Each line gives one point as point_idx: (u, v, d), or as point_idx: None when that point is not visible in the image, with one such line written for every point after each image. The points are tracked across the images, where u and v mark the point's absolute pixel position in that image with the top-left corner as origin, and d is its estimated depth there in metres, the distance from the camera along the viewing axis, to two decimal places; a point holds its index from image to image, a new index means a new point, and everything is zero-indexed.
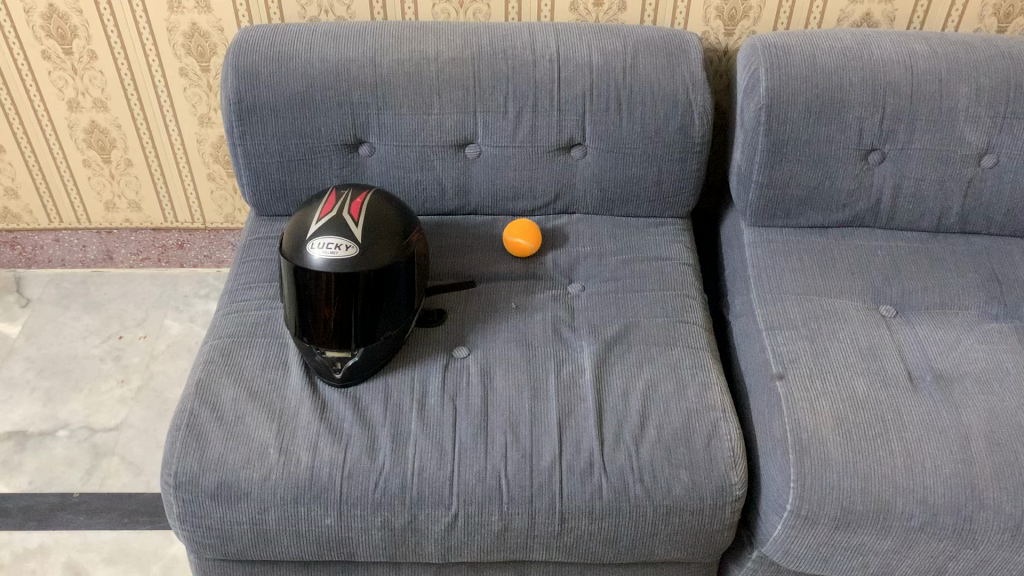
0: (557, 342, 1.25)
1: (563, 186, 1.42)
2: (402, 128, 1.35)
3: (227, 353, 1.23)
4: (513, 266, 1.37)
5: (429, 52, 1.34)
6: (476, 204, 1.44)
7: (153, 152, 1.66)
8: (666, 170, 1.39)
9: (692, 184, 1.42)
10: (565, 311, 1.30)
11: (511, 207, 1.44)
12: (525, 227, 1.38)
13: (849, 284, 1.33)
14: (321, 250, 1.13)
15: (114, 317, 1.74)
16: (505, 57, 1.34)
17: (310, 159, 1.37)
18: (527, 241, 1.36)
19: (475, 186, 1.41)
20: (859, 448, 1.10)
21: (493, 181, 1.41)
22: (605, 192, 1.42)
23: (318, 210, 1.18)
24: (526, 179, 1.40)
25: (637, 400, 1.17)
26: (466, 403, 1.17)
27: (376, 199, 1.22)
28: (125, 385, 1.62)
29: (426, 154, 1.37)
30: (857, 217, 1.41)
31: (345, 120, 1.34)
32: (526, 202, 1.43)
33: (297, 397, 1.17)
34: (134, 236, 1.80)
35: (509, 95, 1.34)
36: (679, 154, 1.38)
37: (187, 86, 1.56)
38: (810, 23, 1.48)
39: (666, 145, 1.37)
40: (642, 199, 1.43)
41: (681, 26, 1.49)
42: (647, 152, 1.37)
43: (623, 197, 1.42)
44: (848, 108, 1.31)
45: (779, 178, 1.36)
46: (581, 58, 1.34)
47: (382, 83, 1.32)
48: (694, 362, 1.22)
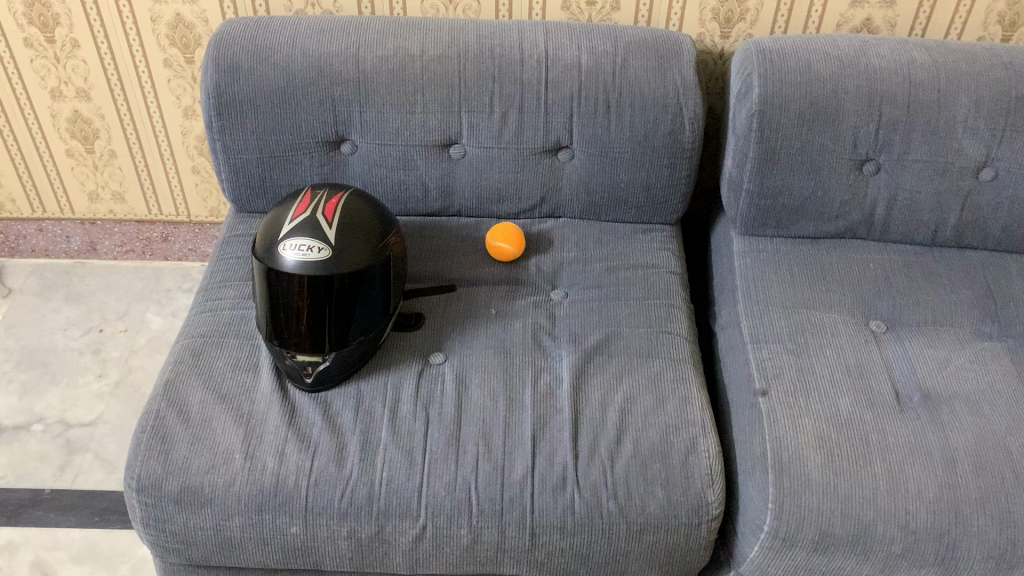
0: (536, 351, 1.22)
1: (549, 189, 1.38)
2: (385, 126, 1.32)
3: (197, 354, 1.20)
4: (495, 271, 1.33)
5: (414, 49, 1.30)
6: (460, 206, 1.40)
7: (137, 143, 1.63)
8: (655, 175, 1.35)
9: (682, 191, 1.38)
10: (546, 319, 1.27)
11: (496, 209, 1.40)
12: (509, 231, 1.34)
13: (840, 297, 1.29)
14: (294, 252, 1.10)
15: (95, 309, 1.72)
16: (491, 56, 1.31)
17: (291, 156, 1.34)
18: (510, 245, 1.33)
19: (459, 187, 1.38)
20: (841, 469, 1.07)
21: (478, 182, 1.37)
22: (592, 197, 1.38)
23: (292, 210, 1.15)
24: (512, 181, 1.37)
25: (615, 412, 1.13)
26: (439, 411, 1.14)
27: (353, 199, 1.18)
28: (103, 379, 1.59)
29: (410, 153, 1.34)
30: (850, 229, 1.37)
31: (327, 117, 1.31)
32: (511, 204, 1.40)
33: (266, 402, 1.14)
34: (118, 227, 1.77)
35: (495, 95, 1.30)
36: (669, 159, 1.34)
37: (171, 77, 1.53)
38: (809, 27, 1.44)
39: (656, 150, 1.33)
40: (630, 204, 1.39)
41: (676, 27, 1.45)
42: (635, 156, 1.34)
43: (610, 201, 1.39)
44: (844, 116, 1.28)
45: (771, 187, 1.32)
46: (570, 58, 1.31)
47: (365, 80, 1.29)
48: (676, 375, 1.19)
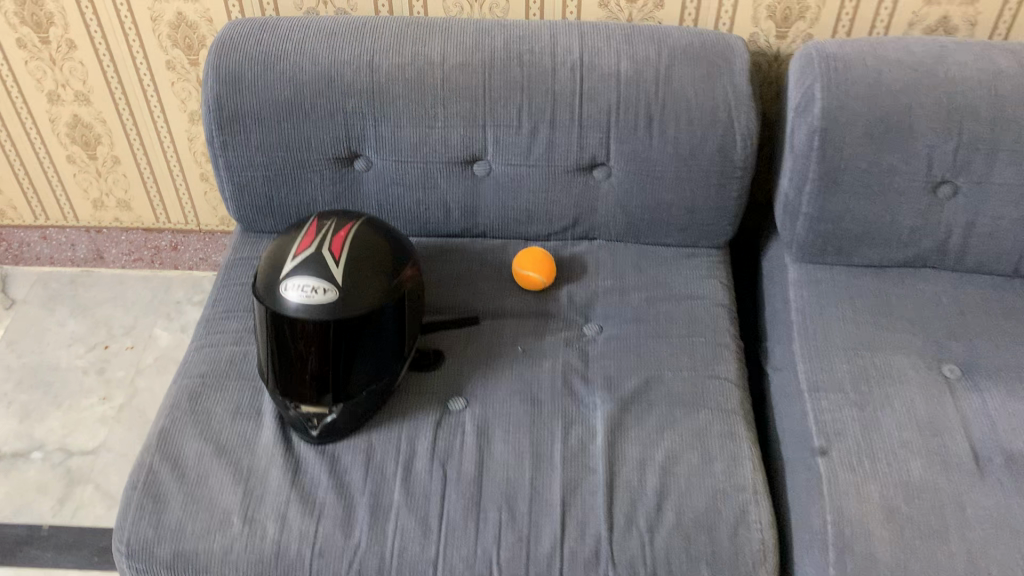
0: (567, 397, 1.10)
1: (583, 211, 1.25)
2: (402, 141, 1.19)
3: (195, 398, 1.09)
4: (522, 302, 1.21)
5: (434, 56, 1.17)
6: (485, 227, 1.28)
7: (141, 149, 1.52)
8: (702, 196, 1.21)
9: (732, 212, 1.24)
10: (578, 359, 1.14)
11: (524, 231, 1.28)
12: (539, 256, 1.22)
13: (909, 338, 1.15)
14: (297, 294, 0.99)
15: (101, 323, 1.62)
16: (520, 64, 1.17)
17: (299, 174, 1.22)
18: (541, 274, 1.20)
19: (483, 207, 1.25)
20: (913, 548, 0.94)
21: (504, 202, 1.24)
22: (630, 219, 1.25)
23: (296, 243, 1.03)
24: (542, 201, 1.24)
25: (655, 474, 1.01)
26: (458, 470, 1.02)
27: (364, 230, 1.06)
28: (107, 402, 1.50)
29: (429, 171, 1.22)
30: (920, 257, 1.22)
31: (338, 132, 1.19)
32: (541, 225, 1.27)
33: (268, 455, 1.04)
34: (126, 235, 1.68)
35: (524, 108, 1.17)
36: (718, 179, 1.20)
37: (175, 80, 1.42)
38: (876, 26, 1.28)
39: (703, 169, 1.19)
40: (674, 227, 1.25)
41: (726, 26, 1.30)
42: (680, 176, 1.20)
43: (651, 224, 1.25)
44: (918, 134, 1.13)
45: (833, 212, 1.18)
46: (608, 67, 1.17)
47: (379, 91, 1.17)
48: (723, 429, 1.06)
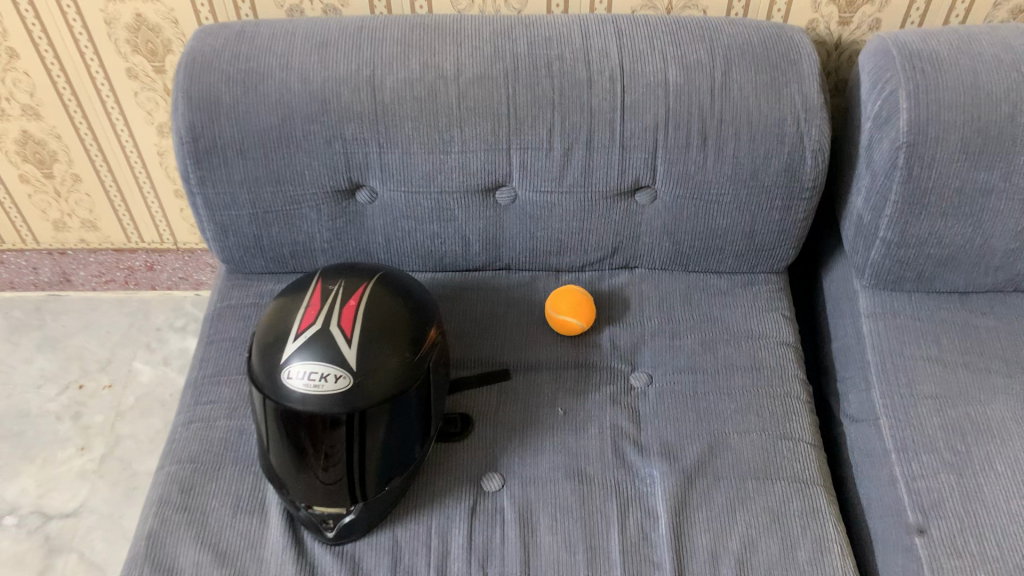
0: (620, 471, 0.95)
1: (623, 239, 1.08)
2: (412, 170, 1.01)
3: (187, 490, 0.94)
4: (559, 351, 1.05)
5: (446, 68, 0.99)
6: (510, 259, 1.11)
7: (105, 165, 1.33)
8: (761, 221, 1.05)
9: (796, 235, 1.07)
10: (628, 421, 0.99)
11: (555, 262, 1.11)
12: (575, 295, 1.05)
13: (1005, 382, 1.00)
14: (303, 384, 0.82)
15: (74, 358, 1.45)
16: (549, 74, 0.99)
17: (293, 210, 1.04)
18: (578, 316, 1.03)
19: (509, 238, 1.08)
20: None
21: (533, 232, 1.07)
22: (678, 246, 1.08)
23: (298, 317, 0.86)
24: (576, 231, 1.07)
25: (730, 568, 0.87)
26: (501, 571, 0.87)
27: (377, 295, 0.89)
28: (86, 453, 1.34)
29: (445, 202, 1.04)
30: (1010, 282, 1.07)
31: (337, 162, 1.01)
32: (574, 256, 1.10)
33: (277, 562, 0.88)
34: (93, 257, 1.48)
35: (555, 127, 0.99)
36: (782, 201, 1.03)
37: (138, 90, 1.22)
38: (956, 9, 1.10)
39: (765, 191, 1.02)
40: (727, 253, 1.09)
41: (781, 13, 1.12)
42: (738, 198, 1.03)
43: (702, 251, 1.09)
44: (1020, 147, 0.96)
45: (915, 236, 1.02)
46: (654, 75, 0.99)
47: (384, 113, 0.98)
48: (803, 506, 0.92)
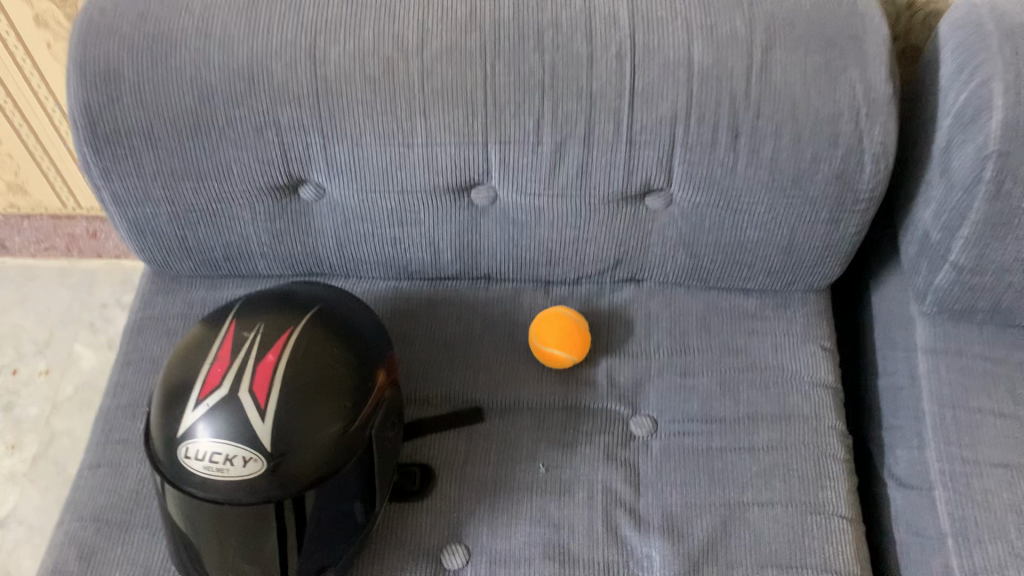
0: (610, 551, 0.77)
1: (629, 250, 0.88)
2: (366, 165, 0.81)
3: (86, 558, 0.77)
4: (544, 388, 0.86)
5: (407, 39, 0.77)
6: (490, 268, 0.91)
7: (25, 125, 1.13)
8: (802, 234, 0.84)
9: (844, 251, 0.86)
10: (624, 483, 0.81)
11: (545, 274, 0.91)
12: (567, 322, 0.85)
13: None
14: (206, 465, 0.64)
15: (8, 339, 1.28)
16: (539, 49, 0.77)
17: (222, 208, 0.85)
18: (567, 351, 0.84)
19: (488, 245, 0.88)
20: None
21: (518, 240, 0.87)
22: (696, 260, 0.88)
23: (202, 370, 0.67)
24: (570, 240, 0.87)
25: None
26: None
27: (307, 338, 0.70)
28: (16, 452, 1.18)
29: (408, 204, 0.84)
30: None
31: (271, 154, 0.80)
32: (568, 267, 0.90)
33: None
34: (28, 223, 1.31)
35: (545, 117, 0.78)
36: (829, 213, 0.82)
37: (51, 41, 1.01)
38: None
39: (808, 200, 0.81)
40: (757, 269, 0.89)
41: None
42: (773, 208, 0.82)
43: (725, 266, 0.89)
44: None
45: (997, 263, 0.80)
46: (674, 53, 0.76)
47: (327, 96, 0.77)
48: None
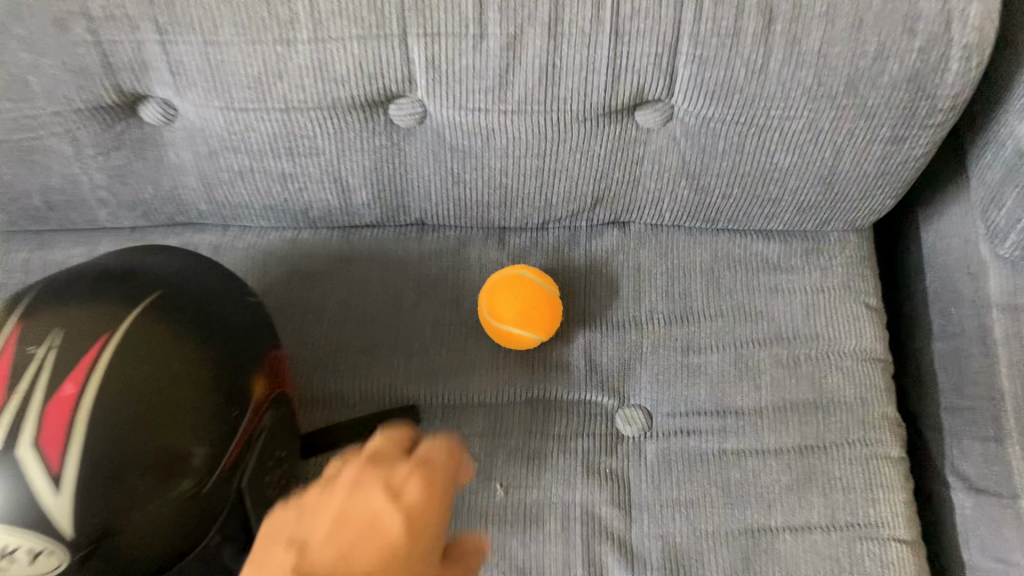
0: None
1: (612, 183, 0.64)
2: (230, 72, 0.55)
3: None
4: (500, 375, 0.64)
5: None
6: (424, 211, 0.67)
7: None
8: (849, 157, 0.61)
9: (903, 178, 0.63)
10: (611, 506, 0.60)
11: (498, 217, 0.67)
12: (531, 288, 0.62)
13: None
14: None
15: None
16: None
17: (30, 138, 0.59)
18: (534, 330, 0.62)
19: (418, 181, 0.64)
20: None
21: (458, 173, 0.63)
22: (700, 193, 0.65)
23: None
24: (531, 172, 0.63)
25: None
26: None
27: (125, 346, 0.46)
28: None
29: (298, 124, 0.59)
30: None
31: (87, 58, 0.54)
32: (528, 208, 0.66)
33: None
34: None
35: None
36: (890, 128, 0.59)
37: None
38: None
39: (865, 111, 0.58)
40: (783, 204, 0.66)
41: None
42: (814, 123, 0.58)
43: (740, 201, 0.65)
44: None
45: None
46: None
47: None
48: None
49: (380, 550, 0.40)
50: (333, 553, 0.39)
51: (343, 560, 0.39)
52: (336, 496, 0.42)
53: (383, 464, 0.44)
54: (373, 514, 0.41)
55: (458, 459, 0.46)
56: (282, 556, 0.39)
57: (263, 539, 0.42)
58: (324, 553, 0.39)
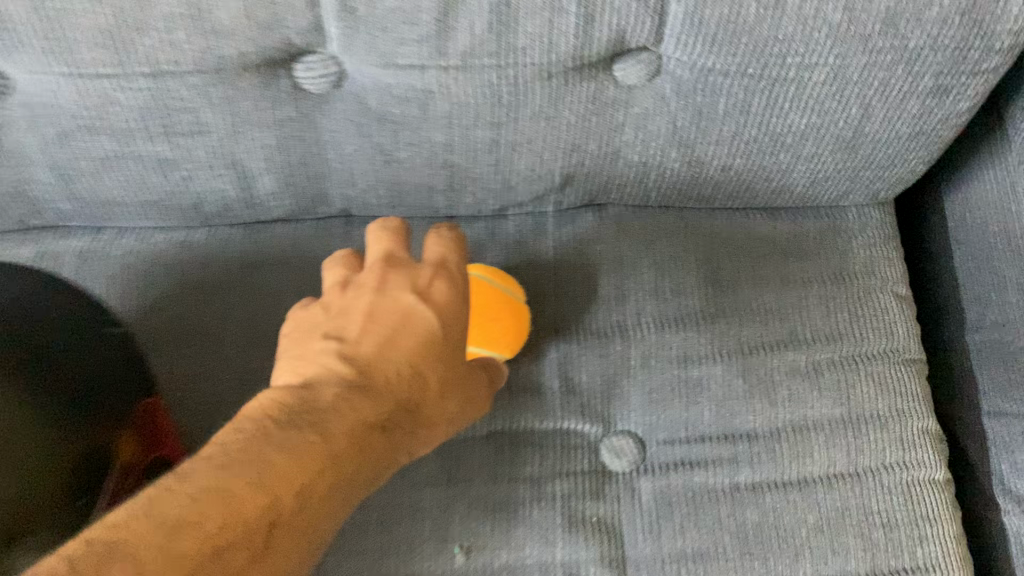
0: None
1: (584, 156, 0.51)
2: (69, 26, 0.41)
3: None
4: None
5: None
6: (350, 201, 0.53)
7: None
8: (877, 115, 0.49)
9: (941, 141, 0.51)
10: (601, 564, 0.48)
11: (444, 204, 0.54)
12: (491, 291, 0.48)
13: None
14: None
15: None
16: None
17: None
18: (492, 348, 0.48)
19: (339, 162, 0.50)
20: None
21: (391, 151, 0.50)
22: (694, 166, 0.52)
23: None
24: (483, 146, 0.49)
25: None
26: None
27: None
28: None
29: (173, 93, 0.45)
30: None
31: None
32: (481, 192, 0.53)
33: None
34: None
35: None
36: (932, 78, 0.47)
37: None
38: None
39: (903, 57, 0.45)
40: (791, 175, 0.53)
41: None
42: (839, 74, 0.46)
43: (741, 173, 0.53)
44: None
45: None
46: None
47: None
48: None
49: (418, 342, 0.40)
50: (374, 345, 0.39)
51: (384, 349, 0.40)
52: (366, 295, 0.41)
53: (399, 263, 0.42)
54: (401, 311, 0.40)
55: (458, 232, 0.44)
56: (322, 352, 0.39)
57: (289, 334, 0.41)
58: (361, 346, 0.39)
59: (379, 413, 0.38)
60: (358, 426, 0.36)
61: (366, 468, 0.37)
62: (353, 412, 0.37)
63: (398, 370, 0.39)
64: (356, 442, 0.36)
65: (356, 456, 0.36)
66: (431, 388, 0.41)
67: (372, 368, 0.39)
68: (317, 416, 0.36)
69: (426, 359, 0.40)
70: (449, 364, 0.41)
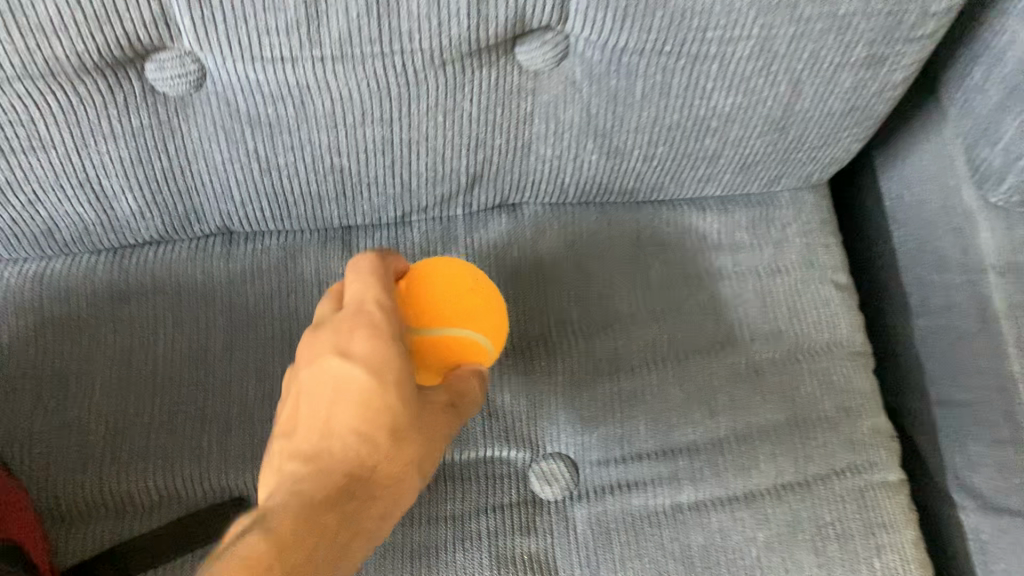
0: None
1: (491, 153, 0.46)
2: None
3: None
4: None
5: None
6: (230, 216, 0.47)
7: None
8: (808, 91, 0.44)
9: (876, 116, 0.47)
10: None
11: (338, 214, 0.48)
12: (447, 273, 0.37)
13: None
14: None
15: None
16: None
17: None
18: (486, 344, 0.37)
19: (211, 174, 0.44)
20: None
21: (270, 158, 0.43)
22: (613, 157, 0.47)
23: None
24: (375, 147, 0.44)
25: None
26: None
27: None
28: None
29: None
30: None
31: None
32: (378, 198, 0.47)
33: None
34: None
35: None
36: (865, 48, 0.42)
37: None
38: None
39: (834, 25, 0.41)
40: (718, 162, 0.49)
41: None
42: (765, 46, 0.41)
43: (664, 163, 0.48)
44: None
45: None
46: None
47: None
48: None
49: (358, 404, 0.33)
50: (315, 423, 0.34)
51: (326, 426, 0.34)
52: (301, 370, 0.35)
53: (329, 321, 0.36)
54: (331, 380, 0.34)
55: (377, 257, 0.37)
56: (271, 454, 0.34)
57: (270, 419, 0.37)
58: (304, 437, 0.34)
59: (331, 490, 0.33)
60: (303, 511, 0.32)
61: (334, 540, 0.32)
62: (300, 501, 0.32)
63: (347, 443, 0.33)
64: (309, 523, 0.32)
65: (308, 540, 0.31)
66: (400, 441, 0.34)
67: (325, 451, 0.34)
68: (258, 524, 0.31)
69: (375, 420, 0.33)
70: (410, 407, 0.34)
